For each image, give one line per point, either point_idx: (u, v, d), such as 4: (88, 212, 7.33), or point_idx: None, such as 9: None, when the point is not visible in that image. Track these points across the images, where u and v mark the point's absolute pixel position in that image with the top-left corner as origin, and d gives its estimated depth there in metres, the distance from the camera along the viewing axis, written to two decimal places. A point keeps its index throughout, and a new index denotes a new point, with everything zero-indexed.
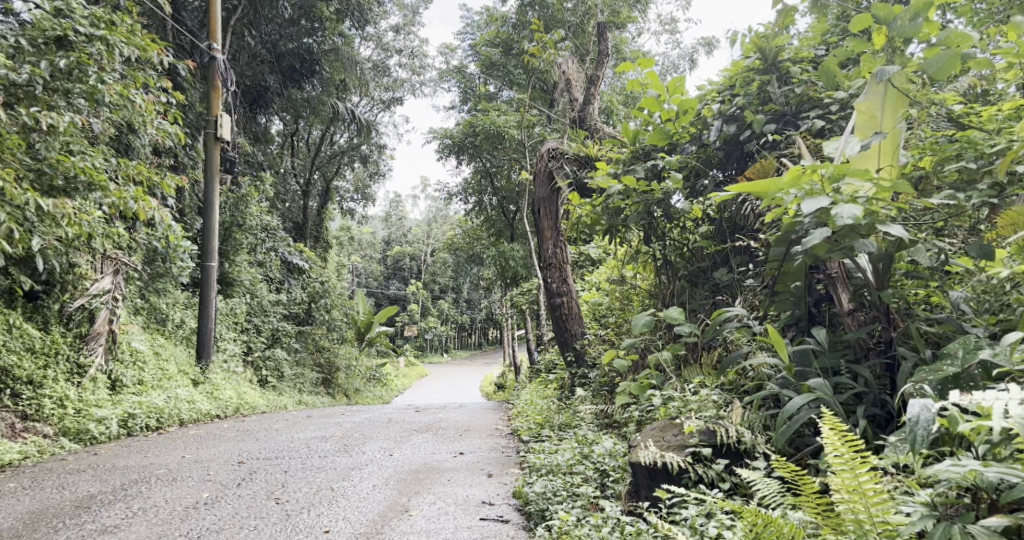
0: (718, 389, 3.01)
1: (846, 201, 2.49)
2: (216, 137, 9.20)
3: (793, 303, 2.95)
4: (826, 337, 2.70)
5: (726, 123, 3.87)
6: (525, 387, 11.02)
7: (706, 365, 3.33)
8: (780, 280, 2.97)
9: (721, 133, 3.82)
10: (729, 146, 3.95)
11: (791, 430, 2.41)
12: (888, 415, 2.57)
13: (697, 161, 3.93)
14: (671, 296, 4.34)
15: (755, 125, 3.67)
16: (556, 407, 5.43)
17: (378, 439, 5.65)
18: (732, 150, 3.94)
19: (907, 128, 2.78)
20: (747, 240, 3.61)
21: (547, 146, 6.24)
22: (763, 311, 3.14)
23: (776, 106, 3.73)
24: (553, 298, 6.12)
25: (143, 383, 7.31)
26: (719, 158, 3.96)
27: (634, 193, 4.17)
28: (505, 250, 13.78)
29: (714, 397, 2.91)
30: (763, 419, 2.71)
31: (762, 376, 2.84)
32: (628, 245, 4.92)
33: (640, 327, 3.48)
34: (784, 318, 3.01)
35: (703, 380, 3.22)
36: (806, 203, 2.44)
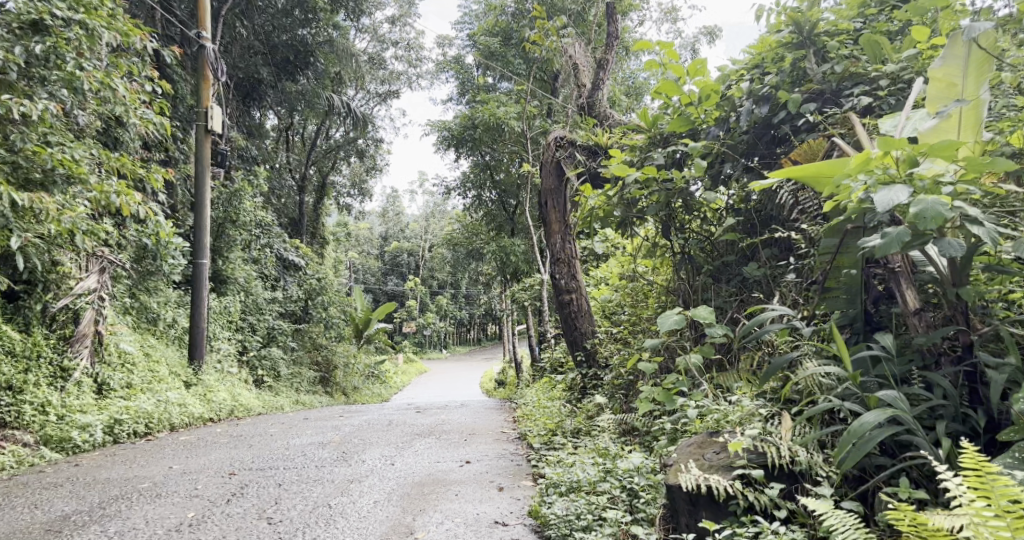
0: (764, 400, 2.71)
1: (929, 192, 2.26)
2: (207, 130, 8.85)
3: (847, 302, 2.69)
4: (891, 342, 2.44)
5: (756, 104, 3.56)
6: (529, 386, 10.75)
7: (743, 371, 3.04)
8: (832, 276, 2.72)
9: (751, 115, 3.50)
10: (759, 130, 3.62)
11: (862, 452, 2.16)
12: (973, 431, 2.31)
13: (723, 148, 3.65)
14: (693, 294, 4.04)
15: (789, 105, 3.35)
16: (567, 411, 5.14)
17: (379, 445, 5.35)
18: (761, 134, 3.61)
19: (990, 97, 2.50)
20: (785, 232, 3.30)
21: (553, 134, 5.93)
22: (810, 311, 2.85)
23: (812, 84, 3.40)
24: (562, 295, 5.83)
25: (132, 387, 7.01)
26: (748, 143, 3.65)
27: (654, 182, 3.89)
28: (505, 245, 13.49)
29: (760, 409, 2.64)
30: (822, 438, 2.44)
31: (815, 386, 2.54)
32: (644, 238, 4.61)
33: (667, 329, 3.21)
34: (835, 318, 2.73)
35: (742, 388, 2.92)
36: (881, 197, 2.19)
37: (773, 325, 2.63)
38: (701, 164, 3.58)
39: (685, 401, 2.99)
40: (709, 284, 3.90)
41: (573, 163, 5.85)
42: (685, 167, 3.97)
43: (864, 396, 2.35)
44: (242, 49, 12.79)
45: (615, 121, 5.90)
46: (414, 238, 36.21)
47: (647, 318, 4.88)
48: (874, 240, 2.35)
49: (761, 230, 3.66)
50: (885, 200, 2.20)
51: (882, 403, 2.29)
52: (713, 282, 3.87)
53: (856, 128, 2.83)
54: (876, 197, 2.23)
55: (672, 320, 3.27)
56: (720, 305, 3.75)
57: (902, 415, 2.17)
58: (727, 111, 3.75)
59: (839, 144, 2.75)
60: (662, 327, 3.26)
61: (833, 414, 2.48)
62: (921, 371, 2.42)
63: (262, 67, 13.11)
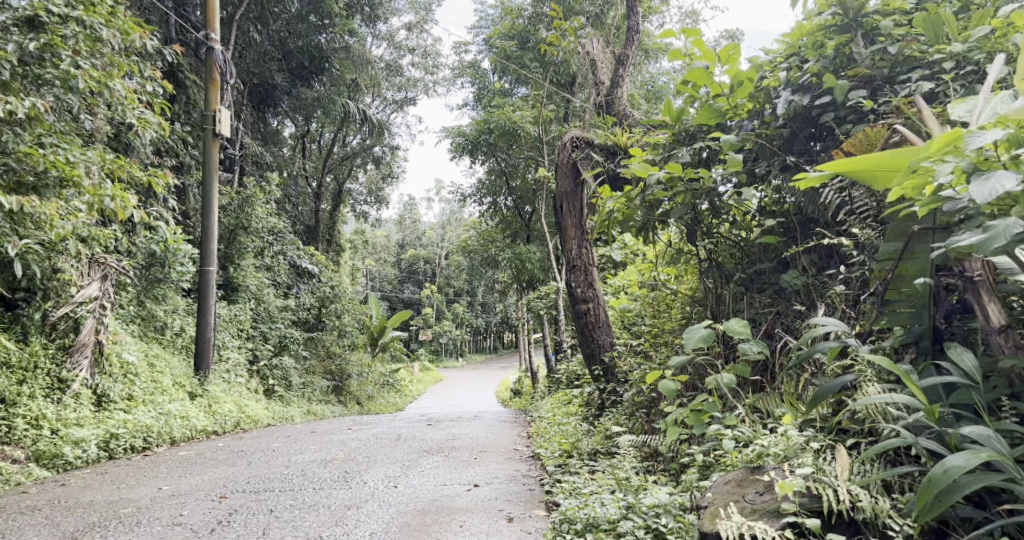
0: (814, 430, 2.38)
1: None
2: (215, 134, 8.63)
3: (913, 317, 2.39)
4: (976, 367, 2.12)
5: (795, 93, 3.23)
6: (545, 398, 10.42)
7: (786, 395, 2.72)
8: (894, 285, 2.43)
9: (791, 105, 3.17)
10: (797, 121, 3.29)
11: (951, 505, 1.87)
12: None
13: (758, 142, 3.32)
14: (722, 304, 3.71)
15: (834, 92, 3.02)
16: (585, 429, 4.80)
17: (384, 464, 5.05)
18: (801, 127, 3.28)
19: None
20: (829, 235, 2.99)
21: (570, 134, 5.62)
22: (866, 326, 2.55)
23: (861, 68, 3.08)
24: (577, 305, 5.49)
25: (133, 398, 6.77)
26: (785, 137, 3.32)
27: (679, 183, 3.58)
28: (521, 252, 13.17)
29: (810, 443, 2.32)
30: (892, 479, 2.14)
31: (881, 417, 2.23)
32: (667, 244, 4.30)
33: (696, 344, 2.87)
34: (897, 336, 2.42)
35: (786, 413, 2.60)
36: (981, 188, 1.89)
37: (826, 344, 2.30)
38: (734, 160, 3.27)
39: (719, 428, 2.67)
40: (741, 293, 3.56)
41: (591, 165, 5.52)
42: (713, 165, 3.65)
43: (946, 435, 2.05)
44: (257, 55, 12.64)
45: (635, 121, 5.57)
46: (431, 246, 36.00)
47: (669, 329, 4.56)
48: (968, 237, 2.04)
49: (802, 236, 3.32)
50: (983, 193, 1.90)
51: (973, 446, 1.98)
52: (747, 291, 3.52)
53: (922, 107, 2.50)
54: (973, 188, 1.92)
55: (700, 333, 2.93)
56: (753, 317, 3.42)
57: (1005, 466, 1.87)
58: (761, 103, 3.44)
59: (901, 131, 2.44)
60: (689, 341, 2.92)
61: (907, 452, 2.17)
62: (1013, 402, 2.08)
63: (277, 72, 12.90)
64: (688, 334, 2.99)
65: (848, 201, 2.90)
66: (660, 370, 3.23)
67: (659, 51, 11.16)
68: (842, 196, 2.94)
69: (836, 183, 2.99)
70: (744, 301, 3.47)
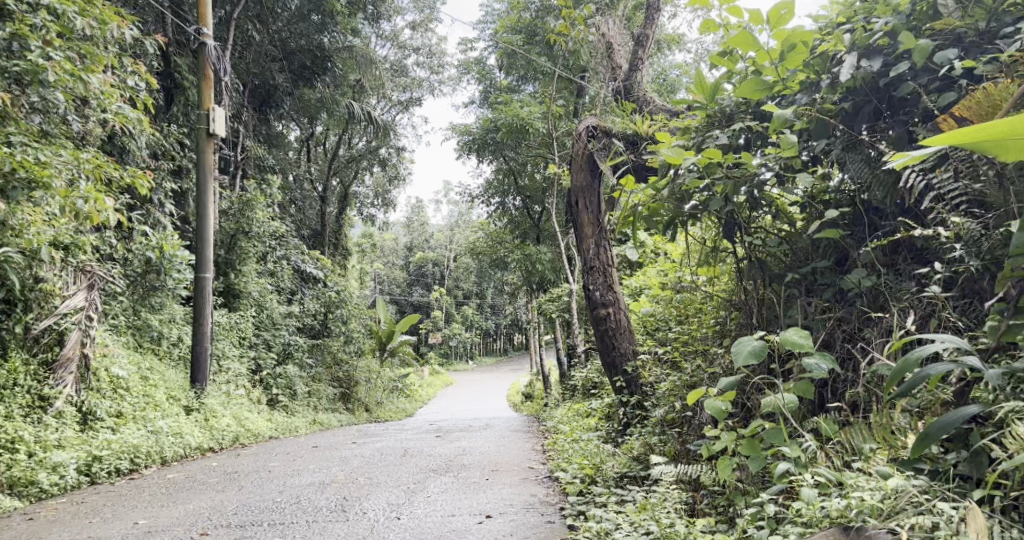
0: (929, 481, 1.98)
1: None
2: (209, 134, 8.22)
3: None
4: None
5: (863, 58, 2.76)
6: (560, 405, 9.95)
7: (876, 428, 2.30)
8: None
9: (858, 72, 2.70)
10: (859, 93, 2.83)
11: None
12: None
13: (819, 117, 2.85)
14: (769, 310, 3.29)
15: (913, 54, 2.57)
16: (609, 449, 4.35)
17: (387, 489, 4.59)
18: (863, 101, 2.82)
19: None
20: (913, 229, 2.57)
21: (585, 123, 5.15)
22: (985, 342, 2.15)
23: (947, 24, 2.59)
24: (596, 310, 5.01)
25: (121, 416, 6.34)
26: (850, 111, 2.84)
27: (716, 170, 3.14)
28: (531, 253, 12.68)
29: (936, 501, 1.93)
30: None
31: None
32: (700, 241, 3.86)
33: (750, 362, 2.34)
34: None
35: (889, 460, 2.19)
36: None
37: (933, 374, 1.93)
38: (789, 140, 2.81)
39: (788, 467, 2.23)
40: (795, 296, 3.09)
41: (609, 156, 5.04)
42: (757, 149, 3.21)
43: None
44: (257, 54, 12.21)
45: (656, 108, 5.10)
46: (439, 248, 35.61)
47: (702, 337, 4.11)
48: None
49: (871, 232, 2.87)
50: None
51: None
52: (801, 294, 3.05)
53: None
54: None
55: (752, 347, 2.41)
56: (809, 325, 2.98)
57: None
58: (815, 74, 2.98)
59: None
60: (741, 356, 2.39)
61: None
62: None
63: (278, 73, 12.46)
64: (738, 347, 2.46)
65: (938, 186, 2.49)
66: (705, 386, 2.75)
67: (671, 42, 10.68)
68: (928, 180, 2.52)
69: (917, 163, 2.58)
70: (797, 306, 3.01)
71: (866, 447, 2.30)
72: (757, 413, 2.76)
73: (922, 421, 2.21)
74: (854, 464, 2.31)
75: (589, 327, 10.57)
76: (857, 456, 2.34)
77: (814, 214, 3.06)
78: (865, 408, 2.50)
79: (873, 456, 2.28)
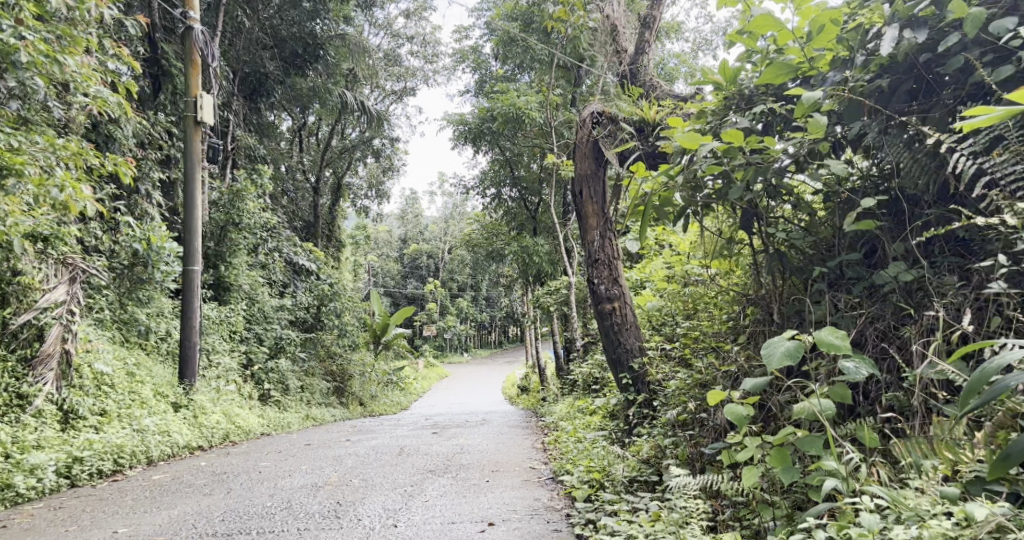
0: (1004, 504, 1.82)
1: None
2: (197, 121, 7.95)
3: None
4: None
5: (905, 30, 2.55)
6: (559, 400, 9.77)
7: (938, 444, 2.14)
8: None
9: (903, 44, 2.48)
10: (897, 70, 2.63)
11: None
12: None
13: (853, 96, 2.65)
14: (790, 305, 3.13)
15: (966, 24, 2.37)
16: (615, 450, 4.17)
17: (382, 492, 4.37)
18: (901, 78, 2.62)
19: None
20: (963, 218, 2.39)
21: (589, 109, 4.93)
22: None
23: None
24: (601, 305, 4.80)
25: (105, 414, 6.09)
26: (888, 89, 2.66)
27: (737, 155, 2.92)
28: (528, 245, 12.44)
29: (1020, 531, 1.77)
30: None
31: None
32: (714, 232, 3.68)
33: (783, 365, 2.12)
34: None
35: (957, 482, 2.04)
36: None
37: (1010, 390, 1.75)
38: (819, 121, 2.60)
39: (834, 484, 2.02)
40: (822, 290, 2.91)
41: (615, 144, 4.82)
42: (779, 133, 3.01)
43: None
44: (248, 41, 11.88)
45: (664, 93, 4.89)
46: (433, 240, 35.32)
47: (714, 333, 3.93)
48: None
49: (908, 222, 2.69)
50: None
51: None
52: (830, 289, 2.87)
53: None
54: None
55: (785, 347, 2.18)
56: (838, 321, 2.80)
57: None
58: (846, 51, 2.76)
59: None
60: (771, 358, 2.16)
61: None
62: None
63: (268, 61, 12.16)
64: (768, 347, 2.24)
65: (991, 171, 2.31)
66: (728, 388, 2.55)
67: (671, 29, 10.43)
68: (981, 164, 2.33)
69: (966, 145, 2.39)
70: (827, 301, 2.83)
71: (926, 464, 2.14)
72: (784, 417, 2.56)
73: (990, 438, 2.05)
74: (910, 482, 2.15)
75: (587, 320, 10.35)
76: (913, 472, 2.19)
77: (844, 202, 2.88)
78: (922, 423, 2.33)
79: (933, 473, 2.12)
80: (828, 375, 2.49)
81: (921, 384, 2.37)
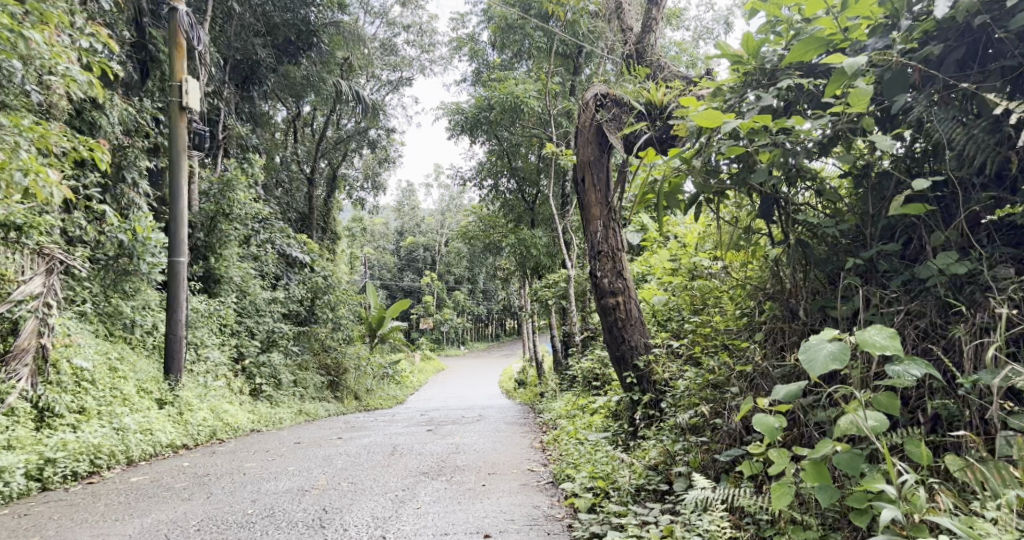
0: None
1: None
2: (182, 107, 7.64)
3: None
4: None
5: None
6: (558, 396, 9.52)
7: None
8: None
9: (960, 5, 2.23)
10: (949, 35, 2.38)
11: None
12: None
13: (902, 64, 2.39)
14: (816, 302, 2.91)
15: None
16: (620, 454, 3.93)
17: (371, 499, 4.10)
18: (953, 45, 2.37)
19: None
20: None
21: (593, 90, 4.64)
22: None
23: None
24: (604, 299, 4.53)
25: (85, 412, 5.80)
26: (937, 60, 2.41)
27: (763, 136, 2.67)
28: (526, 237, 12.14)
29: None
30: None
31: None
32: (729, 223, 3.44)
33: (828, 367, 1.95)
34: None
35: None
36: None
37: None
38: (863, 92, 2.36)
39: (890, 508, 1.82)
40: (854, 284, 2.67)
41: (619, 127, 4.54)
42: (807, 110, 2.75)
43: None
44: (239, 28, 11.46)
45: (672, 74, 4.63)
46: (430, 233, 35.05)
47: (728, 331, 3.71)
48: None
49: (959, 208, 2.45)
50: None
51: None
52: (864, 284, 2.64)
53: None
54: None
55: (827, 350, 2.02)
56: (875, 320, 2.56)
57: None
58: (888, 16, 2.50)
59: None
60: (814, 360, 2.00)
61: None
62: None
63: (261, 48, 11.79)
64: (808, 352, 2.07)
65: None
66: (758, 398, 2.36)
67: (673, 17, 10.13)
68: None
69: None
70: (861, 296, 2.59)
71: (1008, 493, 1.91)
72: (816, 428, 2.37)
73: None
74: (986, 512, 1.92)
75: (587, 314, 10.10)
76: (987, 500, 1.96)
77: (882, 186, 2.65)
78: (989, 443, 2.12)
79: (1015, 504, 1.89)
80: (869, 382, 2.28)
81: (986, 399, 2.16)
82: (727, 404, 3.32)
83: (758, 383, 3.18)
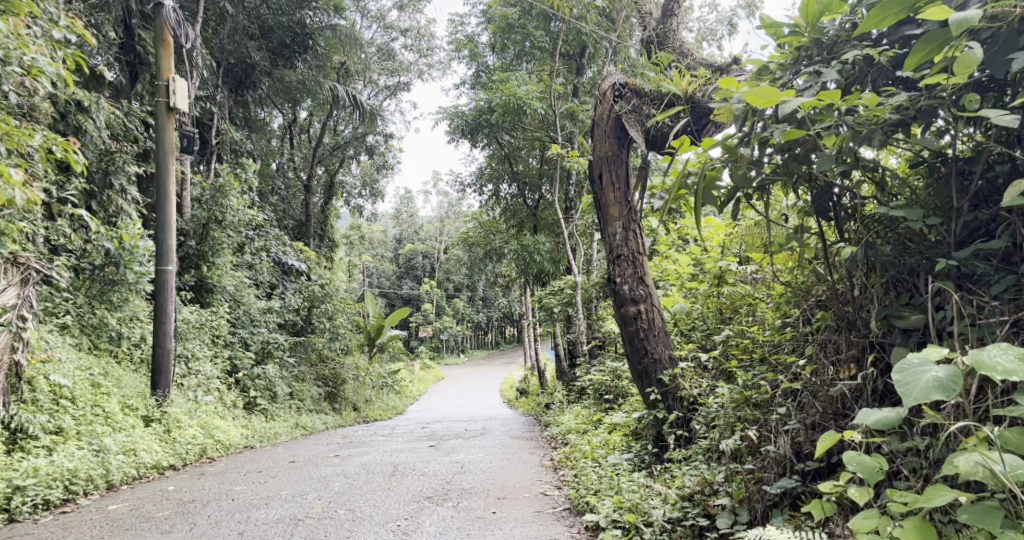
0: None
1: None
2: (169, 108, 7.24)
3: None
4: None
5: None
6: (566, 407, 9.09)
7: None
8: None
9: None
10: None
11: None
12: None
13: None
14: (884, 310, 2.56)
15: None
16: (649, 482, 3.55)
17: (369, 531, 3.68)
18: None
19: None
20: None
21: (611, 79, 4.33)
22: None
23: None
24: (624, 307, 4.15)
25: (62, 432, 5.39)
26: None
27: (829, 115, 2.36)
28: (529, 244, 11.67)
29: None
30: None
31: None
32: (774, 223, 3.10)
33: (929, 395, 1.67)
34: None
35: None
36: None
37: None
38: (970, 58, 2.02)
39: None
40: (944, 290, 2.34)
41: (640, 119, 4.20)
42: (881, 82, 2.41)
43: None
44: (232, 30, 11.11)
45: (696, 62, 4.32)
46: (429, 240, 34.65)
47: (771, 343, 3.35)
48: None
49: None
50: None
51: None
52: (957, 290, 2.29)
53: None
54: None
55: (931, 376, 1.72)
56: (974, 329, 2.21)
57: None
58: None
59: None
60: (913, 385, 1.72)
61: None
62: None
63: (255, 51, 11.42)
64: (905, 375, 1.77)
65: None
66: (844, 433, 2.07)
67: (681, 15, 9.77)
68: None
69: None
70: (957, 307, 2.24)
71: None
72: (917, 467, 2.14)
73: None
74: None
75: (594, 322, 9.70)
76: None
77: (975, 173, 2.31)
78: None
79: None
80: (984, 410, 1.95)
81: None
82: (772, 426, 2.97)
83: (806, 402, 2.83)
